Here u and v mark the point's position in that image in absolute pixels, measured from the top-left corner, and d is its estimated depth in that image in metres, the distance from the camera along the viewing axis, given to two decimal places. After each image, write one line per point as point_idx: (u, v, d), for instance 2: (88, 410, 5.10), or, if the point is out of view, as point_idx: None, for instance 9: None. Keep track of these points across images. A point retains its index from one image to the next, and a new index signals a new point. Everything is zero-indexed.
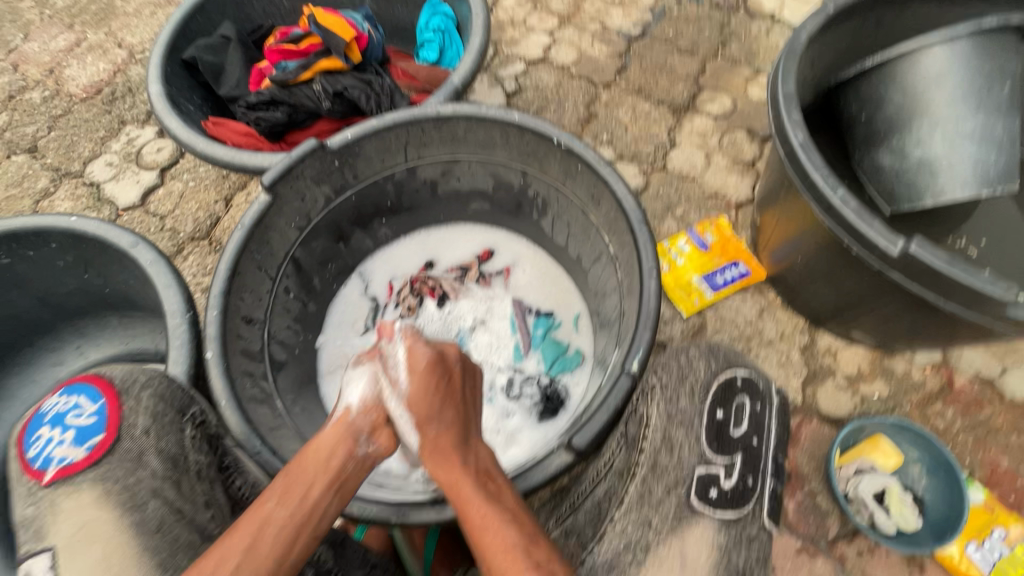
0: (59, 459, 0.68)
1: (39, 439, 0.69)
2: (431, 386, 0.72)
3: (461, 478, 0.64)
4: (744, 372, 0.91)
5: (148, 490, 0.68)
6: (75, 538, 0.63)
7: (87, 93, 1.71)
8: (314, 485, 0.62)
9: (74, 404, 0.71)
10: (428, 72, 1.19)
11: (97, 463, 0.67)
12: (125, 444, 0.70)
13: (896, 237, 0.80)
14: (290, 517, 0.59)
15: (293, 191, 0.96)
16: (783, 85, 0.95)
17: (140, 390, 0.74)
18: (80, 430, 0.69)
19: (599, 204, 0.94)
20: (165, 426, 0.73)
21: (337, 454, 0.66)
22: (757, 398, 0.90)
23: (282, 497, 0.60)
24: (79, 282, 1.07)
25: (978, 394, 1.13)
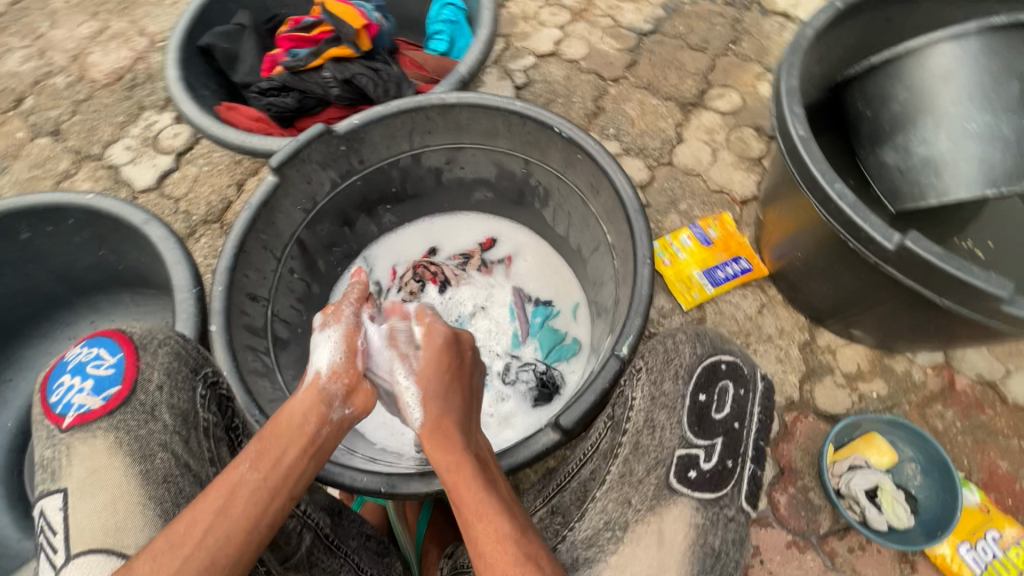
0: (78, 406, 0.67)
1: (61, 386, 0.69)
2: (441, 365, 0.75)
3: (461, 461, 0.62)
4: (731, 358, 0.72)
5: (158, 443, 0.66)
6: (87, 483, 0.61)
7: (109, 80, 1.77)
8: (289, 452, 0.61)
9: (97, 354, 0.71)
10: (436, 62, 1.21)
11: (112, 413, 0.66)
12: (139, 397, 0.68)
13: (892, 232, 0.80)
14: (263, 480, 0.58)
15: (299, 174, 0.98)
16: (786, 79, 0.94)
17: (157, 347, 0.73)
18: (99, 380, 0.69)
19: (598, 194, 0.95)
20: (178, 383, 0.72)
21: (313, 420, 0.66)
22: (757, 387, 0.72)
23: (255, 461, 0.58)
24: (94, 259, 1.11)
25: (980, 396, 1.12)
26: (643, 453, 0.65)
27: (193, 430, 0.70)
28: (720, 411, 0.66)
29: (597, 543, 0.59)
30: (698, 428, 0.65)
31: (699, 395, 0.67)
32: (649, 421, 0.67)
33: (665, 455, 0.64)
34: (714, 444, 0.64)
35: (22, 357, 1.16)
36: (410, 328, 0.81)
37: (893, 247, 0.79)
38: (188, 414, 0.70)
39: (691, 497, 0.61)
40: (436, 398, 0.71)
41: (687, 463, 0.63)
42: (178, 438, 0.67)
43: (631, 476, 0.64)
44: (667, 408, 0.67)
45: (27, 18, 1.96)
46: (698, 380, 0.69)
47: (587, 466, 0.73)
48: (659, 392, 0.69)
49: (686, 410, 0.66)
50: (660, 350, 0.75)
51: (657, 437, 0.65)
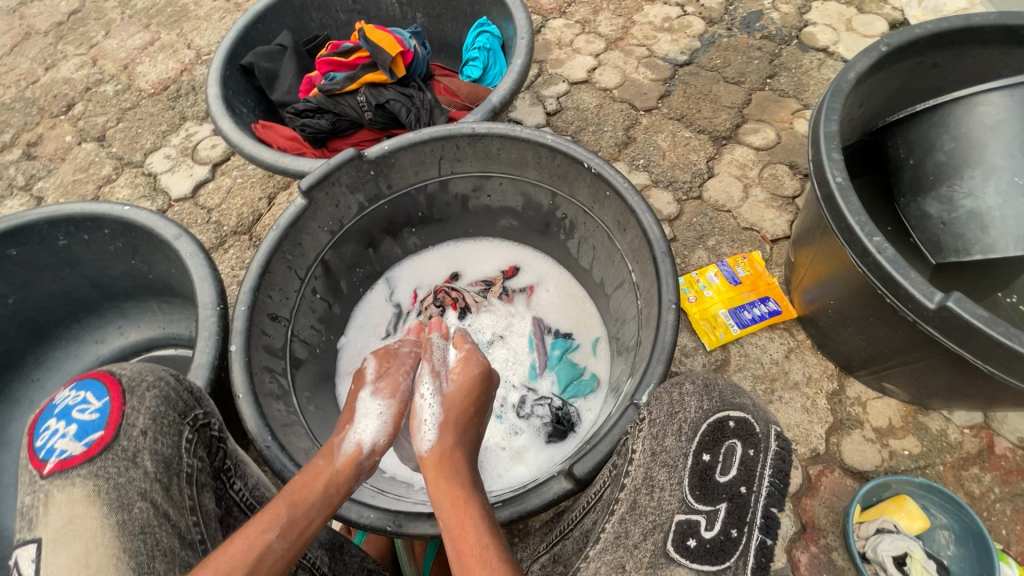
0: (59, 452, 0.58)
1: (44, 430, 0.60)
2: (469, 396, 0.76)
3: (466, 503, 0.62)
4: (740, 413, 0.63)
5: (136, 491, 0.57)
6: (62, 533, 0.55)
7: (155, 90, 1.83)
8: (316, 519, 0.62)
9: (83, 397, 0.61)
10: (469, 89, 1.21)
11: (93, 461, 0.58)
12: (122, 442, 0.59)
13: (933, 290, 0.76)
14: (289, 550, 0.58)
15: (327, 197, 0.99)
16: (825, 124, 0.92)
17: (144, 389, 0.62)
18: (81, 424, 0.59)
19: (625, 231, 0.94)
20: (164, 428, 0.61)
21: (344, 486, 0.67)
22: (770, 448, 0.60)
23: (284, 530, 0.58)
24: (126, 267, 1.13)
25: (1022, 462, 1.05)
26: (640, 514, 0.60)
27: (176, 478, 0.60)
28: (724, 474, 0.60)
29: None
30: (699, 491, 0.60)
31: (703, 455, 0.61)
32: (648, 479, 0.62)
33: (664, 521, 0.59)
34: (716, 510, 0.58)
35: (52, 358, 1.19)
36: (445, 351, 0.84)
37: (934, 306, 0.75)
38: (171, 460, 0.60)
39: (690, 570, 0.56)
40: (452, 428, 0.72)
41: (686, 531, 0.58)
42: (158, 487, 0.58)
43: (626, 538, 0.59)
44: (666, 466, 0.62)
45: (84, 28, 2.06)
46: (702, 438, 0.62)
47: (587, 515, 0.67)
48: (659, 448, 0.63)
49: (688, 472, 0.60)
50: (664, 399, 0.67)
51: (655, 497, 0.61)
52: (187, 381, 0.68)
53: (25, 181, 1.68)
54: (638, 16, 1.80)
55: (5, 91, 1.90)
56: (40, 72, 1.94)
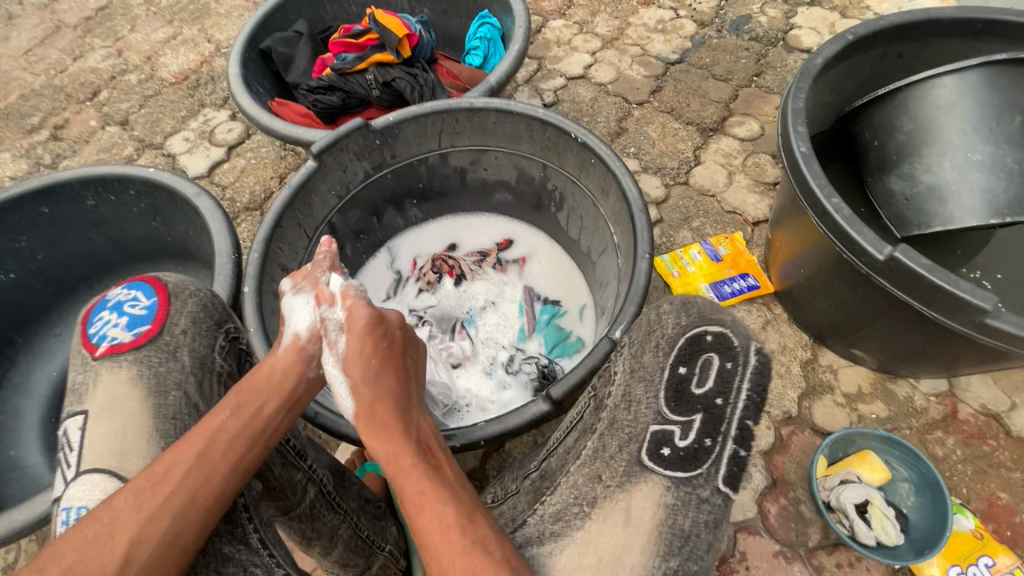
0: (111, 339, 0.69)
1: (99, 320, 0.71)
2: (369, 351, 0.75)
3: (400, 447, 0.63)
4: (719, 328, 0.66)
5: (173, 380, 0.67)
6: (107, 407, 0.64)
7: (176, 79, 1.94)
8: (267, 406, 0.68)
9: (133, 295, 0.73)
10: (470, 73, 1.32)
11: (140, 348, 0.68)
12: (165, 337, 0.70)
13: (883, 244, 0.83)
14: (242, 430, 0.64)
15: (336, 162, 1.08)
16: (793, 101, 1.00)
17: (187, 296, 0.74)
18: (132, 317, 0.70)
19: (607, 196, 1.02)
20: (201, 331, 0.73)
21: (293, 377, 0.74)
22: (748, 363, 0.64)
23: (233, 412, 0.65)
24: (147, 229, 1.22)
25: (983, 427, 1.11)
26: (618, 428, 0.64)
27: (207, 373, 0.70)
28: (701, 386, 0.63)
29: (564, 518, 0.59)
30: (674, 403, 0.63)
31: (679, 367, 0.65)
32: (626, 395, 0.66)
33: (638, 431, 0.62)
34: (691, 420, 0.62)
35: (73, 314, 1.28)
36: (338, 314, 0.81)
37: (883, 258, 0.82)
38: (206, 359, 0.71)
39: (663, 476, 0.59)
40: (368, 384, 0.71)
41: (660, 440, 0.61)
42: (192, 379, 0.68)
43: (604, 451, 0.63)
44: (644, 380, 0.66)
45: (111, 22, 2.18)
46: (679, 351, 0.66)
47: (569, 433, 0.68)
48: (637, 364, 0.67)
49: (664, 384, 0.64)
50: (642, 322, 0.72)
51: (632, 412, 0.64)
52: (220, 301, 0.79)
53: (52, 159, 1.78)
54: (633, 18, 1.91)
55: (35, 79, 2.01)
56: (69, 62, 2.05)
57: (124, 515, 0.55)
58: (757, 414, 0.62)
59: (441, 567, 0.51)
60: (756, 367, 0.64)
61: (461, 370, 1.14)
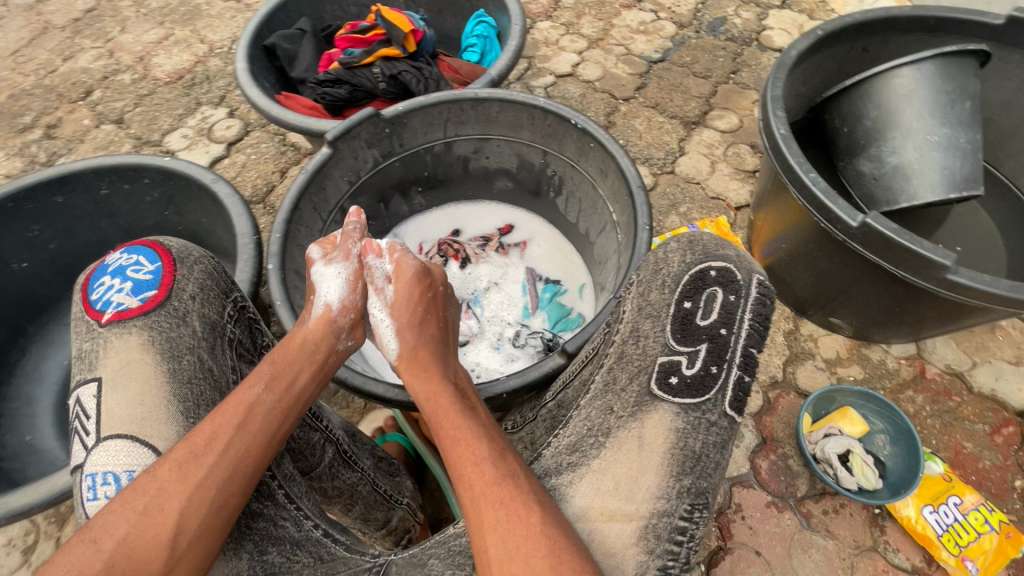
0: (116, 305, 0.75)
1: (102, 286, 0.77)
2: (414, 300, 0.84)
3: (439, 391, 0.70)
4: (722, 264, 0.69)
5: (186, 345, 0.74)
6: (119, 374, 0.70)
7: (170, 78, 1.97)
8: (300, 378, 0.72)
9: (136, 261, 0.78)
10: (470, 67, 1.38)
11: (148, 314, 0.74)
12: (173, 302, 0.77)
13: (856, 212, 0.92)
14: (278, 402, 0.68)
15: (349, 149, 1.13)
16: (772, 88, 1.10)
17: (193, 263, 0.81)
18: (137, 283, 0.76)
19: (606, 177, 1.09)
20: (209, 298, 0.80)
21: (324, 349, 0.78)
22: (751, 294, 0.67)
23: (269, 385, 0.68)
24: (159, 218, 1.25)
25: (949, 384, 1.22)
26: (627, 361, 0.68)
27: (218, 339, 0.78)
28: (706, 317, 0.67)
29: (580, 449, 0.63)
30: (680, 335, 0.67)
31: (684, 302, 0.68)
32: (634, 331, 0.69)
33: (647, 363, 0.66)
34: (697, 350, 0.66)
35: None
36: (384, 266, 0.88)
37: (857, 224, 0.91)
38: (215, 324, 0.79)
39: (672, 403, 0.64)
40: (411, 330, 0.80)
41: (669, 369, 0.65)
42: (204, 344, 0.76)
43: (615, 385, 0.67)
44: (652, 316, 0.69)
45: (100, 23, 2.19)
46: (683, 288, 0.69)
47: (584, 367, 0.74)
48: (645, 303, 0.70)
49: (670, 318, 0.67)
50: (649, 261, 0.74)
51: (641, 345, 0.68)
52: (223, 270, 0.86)
53: (47, 158, 1.79)
54: (616, 20, 2.01)
55: (24, 79, 2.01)
56: (58, 62, 2.06)
57: (169, 489, 0.58)
58: (759, 342, 0.66)
59: (474, 496, 0.57)
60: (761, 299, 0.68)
61: (470, 346, 1.20)
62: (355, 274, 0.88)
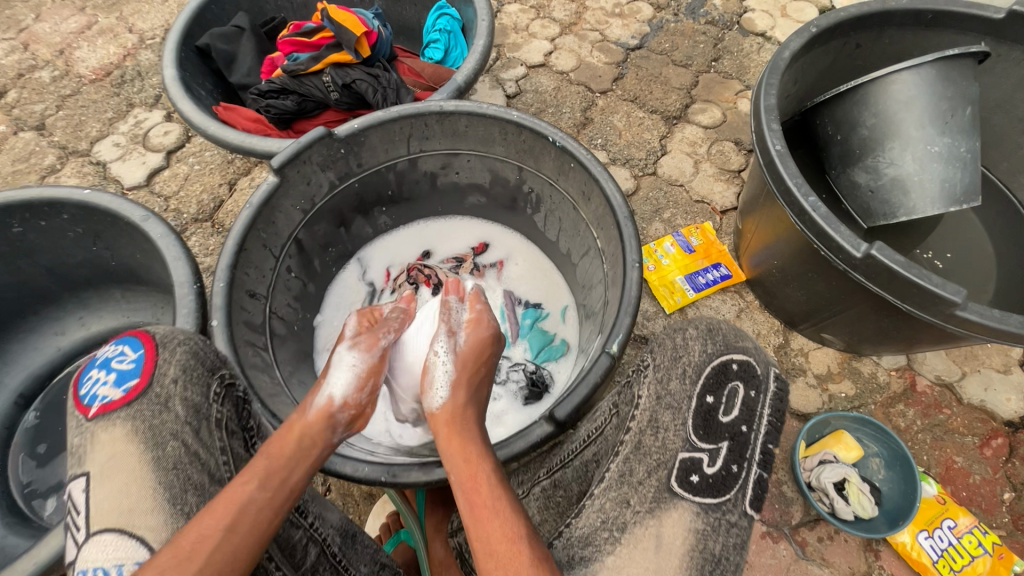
0: (101, 398, 0.65)
1: (88, 380, 0.67)
2: (480, 356, 0.75)
3: (478, 456, 0.61)
4: (743, 356, 0.67)
5: (169, 432, 0.64)
6: (108, 467, 0.61)
7: (97, 75, 1.74)
8: (295, 471, 0.62)
9: (121, 350, 0.68)
10: (433, 70, 1.27)
11: (131, 405, 0.64)
12: (155, 389, 0.65)
13: (860, 241, 0.86)
14: (271, 500, 0.58)
15: (299, 175, 1.00)
16: (765, 97, 1.01)
17: (176, 344, 0.69)
18: (121, 372, 0.66)
19: (589, 201, 1.00)
20: (194, 378, 0.68)
21: (319, 442, 0.66)
22: (769, 389, 0.66)
23: (264, 481, 0.59)
24: (87, 254, 1.11)
25: (939, 397, 1.20)
26: (646, 453, 0.64)
27: (204, 421, 0.67)
28: (728, 415, 0.64)
29: (593, 543, 0.60)
30: (703, 431, 0.64)
31: (707, 397, 0.65)
32: (653, 421, 0.66)
33: (668, 459, 0.63)
34: (719, 447, 0.63)
35: (8, 353, 1.16)
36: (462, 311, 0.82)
37: (861, 255, 0.85)
38: (200, 407, 0.67)
39: (693, 502, 0.61)
40: (466, 388, 0.70)
41: (689, 467, 0.63)
42: (188, 429, 0.65)
43: (631, 475, 0.64)
44: (671, 408, 0.66)
45: (10, 10, 1.93)
46: (705, 380, 0.66)
47: (587, 447, 0.75)
48: (664, 391, 0.67)
49: (692, 413, 0.65)
50: (667, 344, 0.70)
51: (661, 438, 0.65)
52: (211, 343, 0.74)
53: None
54: (590, 1, 1.87)
55: None
56: None
57: None
58: (777, 436, 0.64)
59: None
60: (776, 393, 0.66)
61: None
62: (369, 371, 0.75)
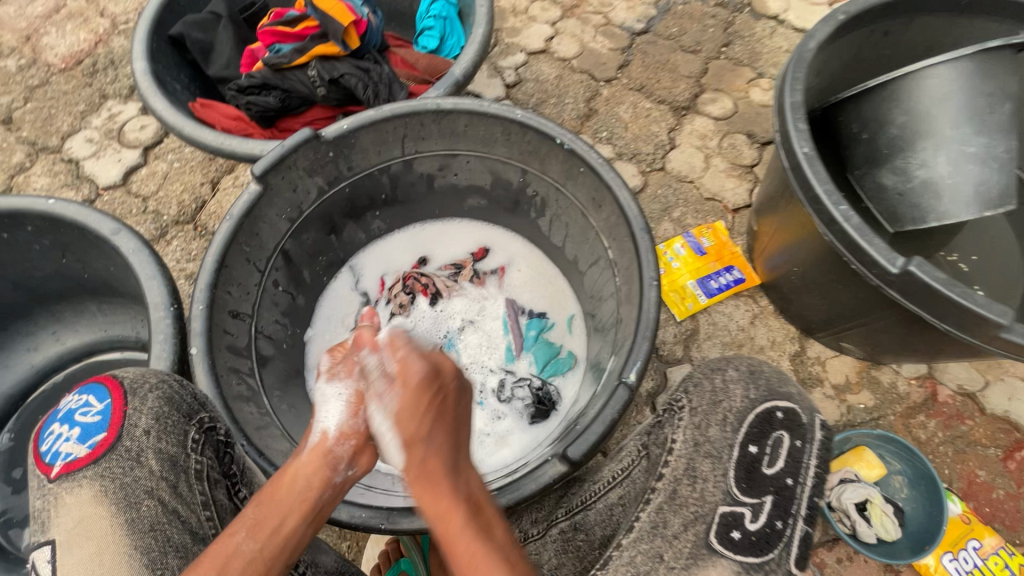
0: (65, 455, 0.60)
1: (49, 435, 0.62)
2: (420, 403, 0.61)
3: (449, 509, 0.54)
4: (788, 404, 0.66)
5: (143, 490, 0.59)
6: (75, 533, 0.56)
7: (66, 64, 1.62)
8: (289, 517, 0.57)
9: (86, 400, 0.63)
10: (428, 62, 1.17)
11: (98, 462, 0.59)
12: (125, 443, 0.61)
13: (895, 255, 0.79)
14: (261, 550, 0.55)
15: (284, 182, 0.92)
16: (790, 94, 0.93)
17: (147, 390, 0.63)
18: (85, 427, 0.61)
19: (600, 208, 0.93)
20: (168, 427, 0.63)
21: (316, 484, 0.60)
22: (815, 438, 0.65)
23: (251, 530, 0.55)
24: (56, 267, 1.02)
25: (961, 407, 1.15)
26: (681, 505, 0.62)
27: (182, 475, 0.61)
28: (772, 466, 0.63)
29: None
30: (745, 484, 0.62)
31: (750, 446, 0.64)
32: (690, 470, 0.64)
33: (707, 512, 0.62)
34: (762, 502, 0.61)
35: None
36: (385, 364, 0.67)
37: (897, 271, 0.78)
38: (177, 459, 0.62)
39: (733, 561, 0.59)
40: (419, 438, 0.59)
41: (730, 523, 0.60)
42: (164, 484, 0.60)
43: (665, 527, 0.61)
44: (711, 457, 0.64)
45: None
46: (749, 429, 0.65)
47: (612, 491, 0.74)
48: (702, 438, 0.66)
49: (734, 464, 0.63)
50: (705, 387, 0.69)
51: (699, 488, 0.63)
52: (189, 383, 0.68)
53: None
54: None
55: None
56: None
57: None
58: (820, 488, 0.63)
59: None
60: (823, 443, 0.65)
61: None
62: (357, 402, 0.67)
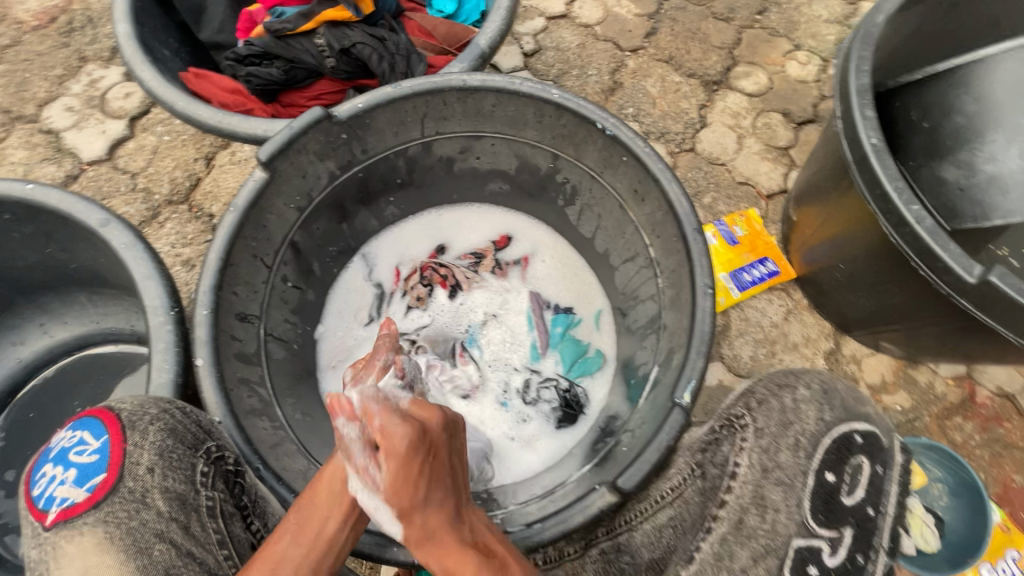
0: (60, 500, 0.56)
1: (41, 478, 0.58)
2: (410, 471, 0.56)
3: (458, 560, 0.54)
4: (867, 426, 0.63)
5: (153, 533, 0.57)
6: None
7: (38, 21, 1.46)
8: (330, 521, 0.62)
9: (79, 438, 0.60)
10: (448, 29, 1.06)
11: (99, 506, 0.56)
12: (127, 483, 0.58)
13: (973, 264, 0.73)
14: (309, 552, 0.59)
15: (293, 167, 0.83)
16: (856, 76, 0.83)
17: (147, 423, 0.60)
18: (81, 468, 0.58)
19: (643, 202, 0.84)
20: (173, 462, 0.61)
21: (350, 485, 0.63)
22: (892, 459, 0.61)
23: (297, 535, 0.60)
24: (39, 257, 0.93)
25: (999, 409, 1.11)
26: (749, 536, 0.58)
27: (193, 513, 0.60)
28: (851, 496, 0.59)
29: None
30: (823, 515, 0.59)
31: (827, 474, 0.60)
32: (758, 498, 0.60)
33: (779, 546, 0.57)
34: (842, 535, 0.57)
35: None
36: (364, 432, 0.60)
37: (974, 280, 0.72)
38: (186, 497, 0.60)
39: None
40: (415, 505, 0.56)
41: (807, 557, 0.57)
42: (175, 526, 0.58)
43: (731, 560, 0.57)
44: (783, 484, 0.60)
45: None
46: (825, 455, 0.61)
47: (663, 510, 0.71)
48: (772, 464, 0.61)
49: (809, 492, 0.59)
50: (773, 405, 0.65)
51: (772, 520, 0.59)
52: (195, 408, 0.64)
53: None
54: None
55: None
56: None
57: None
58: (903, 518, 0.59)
59: None
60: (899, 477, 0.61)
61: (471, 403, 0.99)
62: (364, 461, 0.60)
